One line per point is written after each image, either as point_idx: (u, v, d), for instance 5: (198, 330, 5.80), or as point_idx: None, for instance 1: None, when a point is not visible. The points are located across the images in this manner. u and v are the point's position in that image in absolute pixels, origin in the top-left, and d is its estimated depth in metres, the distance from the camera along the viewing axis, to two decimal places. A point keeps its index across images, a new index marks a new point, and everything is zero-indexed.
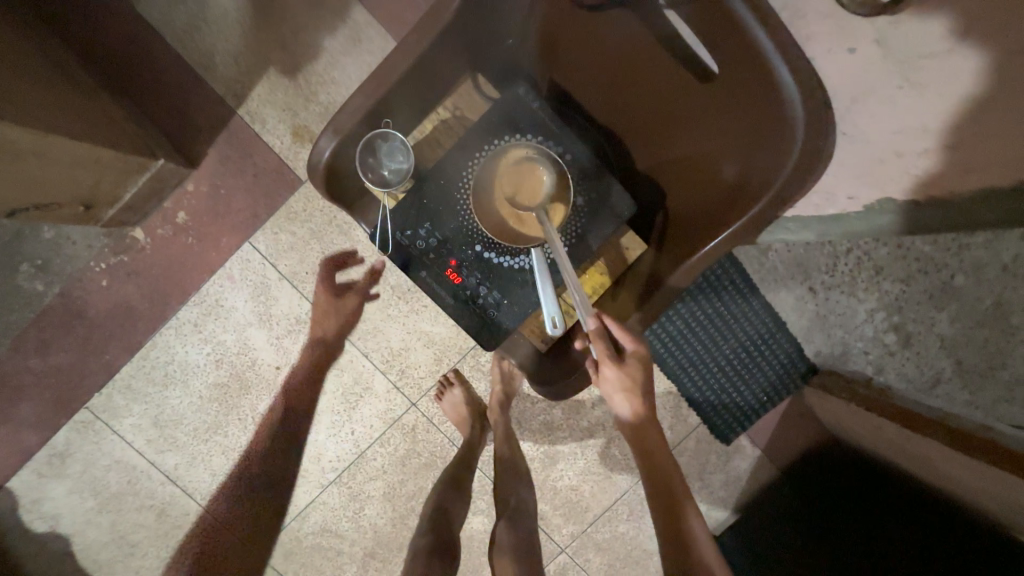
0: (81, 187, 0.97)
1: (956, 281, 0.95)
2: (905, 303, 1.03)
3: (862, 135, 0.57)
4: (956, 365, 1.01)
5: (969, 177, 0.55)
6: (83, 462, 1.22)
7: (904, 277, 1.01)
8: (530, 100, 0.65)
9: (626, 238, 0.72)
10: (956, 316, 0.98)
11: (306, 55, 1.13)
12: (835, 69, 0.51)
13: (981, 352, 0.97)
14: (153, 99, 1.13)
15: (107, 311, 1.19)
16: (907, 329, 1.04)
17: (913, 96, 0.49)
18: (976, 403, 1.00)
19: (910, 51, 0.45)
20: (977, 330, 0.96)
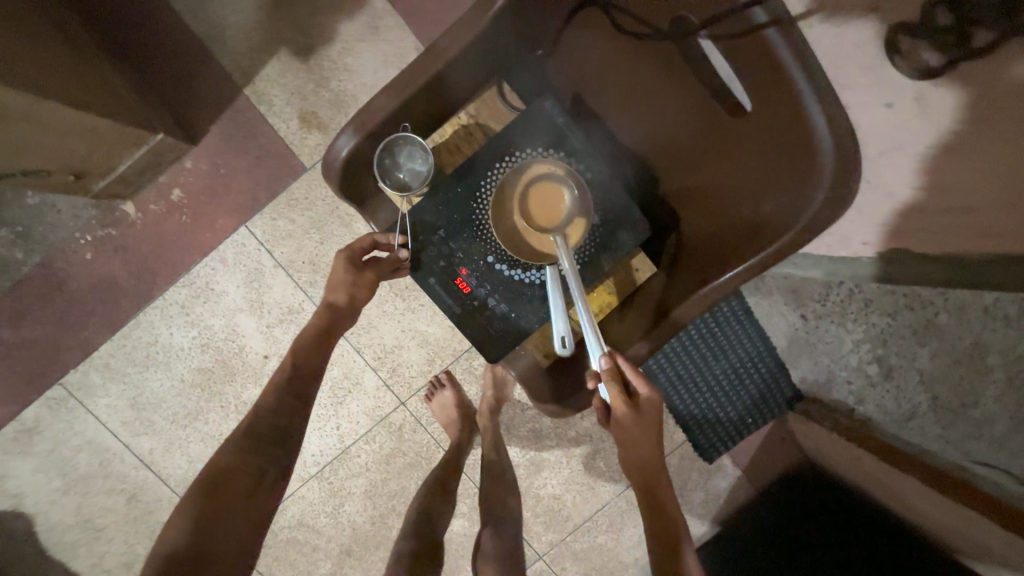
0: (72, 156, 0.92)
1: (940, 319, 0.90)
2: (890, 336, 1.01)
3: (885, 185, 0.61)
4: (932, 401, 0.97)
5: (985, 239, 0.56)
6: (52, 440, 1.18)
7: (890, 311, 0.99)
8: (556, 115, 0.65)
9: (637, 260, 0.71)
10: (936, 352, 0.93)
11: (321, 39, 1.10)
12: (871, 119, 0.52)
13: (955, 390, 0.92)
14: (157, 71, 1.09)
15: (90, 285, 1.14)
16: (889, 362, 1.03)
17: (946, 159, 0.51)
18: (948, 439, 0.96)
19: (947, 111, 0.45)
20: (953, 368, 0.91)
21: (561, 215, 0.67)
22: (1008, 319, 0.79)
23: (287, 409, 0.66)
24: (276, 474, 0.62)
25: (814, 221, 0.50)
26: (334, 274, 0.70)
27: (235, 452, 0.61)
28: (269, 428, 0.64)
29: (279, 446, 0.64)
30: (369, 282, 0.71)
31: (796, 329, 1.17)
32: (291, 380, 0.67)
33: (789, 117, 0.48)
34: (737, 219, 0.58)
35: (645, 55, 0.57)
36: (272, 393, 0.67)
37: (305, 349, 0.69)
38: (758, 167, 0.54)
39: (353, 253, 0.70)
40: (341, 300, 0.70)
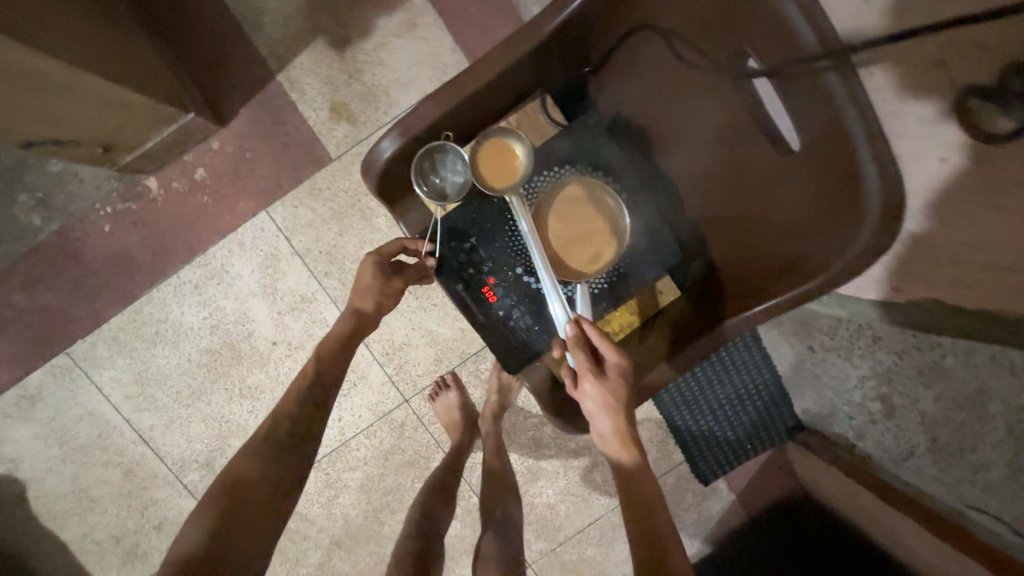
0: (102, 128, 0.92)
1: (946, 362, 0.86)
2: (896, 375, 0.98)
3: (927, 240, 0.60)
4: (931, 442, 0.96)
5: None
6: (54, 408, 1.17)
7: (899, 349, 0.95)
8: (597, 134, 0.65)
9: (660, 283, 0.72)
10: (939, 394, 0.90)
11: (358, 32, 1.10)
12: (921, 172, 0.53)
13: (955, 434, 0.90)
14: (192, 50, 1.09)
15: (105, 257, 1.14)
16: (893, 402, 1.00)
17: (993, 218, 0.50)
18: (943, 480, 0.95)
19: (1006, 173, 0.46)
20: (957, 412, 0.88)
21: (599, 228, 0.67)
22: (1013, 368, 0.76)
23: (307, 416, 0.68)
24: (294, 479, 0.64)
25: (852, 266, 0.50)
26: (363, 280, 0.73)
27: (255, 459, 0.63)
28: (288, 435, 0.66)
29: (297, 454, 0.66)
30: (396, 290, 0.74)
31: (802, 360, 1.18)
32: (315, 386, 0.70)
33: (836, 160, 0.48)
34: (772, 255, 0.58)
35: (696, 83, 0.58)
36: (295, 397, 0.69)
37: (327, 358, 0.72)
38: (799, 205, 0.54)
39: (383, 261, 0.73)
40: (369, 307, 0.73)
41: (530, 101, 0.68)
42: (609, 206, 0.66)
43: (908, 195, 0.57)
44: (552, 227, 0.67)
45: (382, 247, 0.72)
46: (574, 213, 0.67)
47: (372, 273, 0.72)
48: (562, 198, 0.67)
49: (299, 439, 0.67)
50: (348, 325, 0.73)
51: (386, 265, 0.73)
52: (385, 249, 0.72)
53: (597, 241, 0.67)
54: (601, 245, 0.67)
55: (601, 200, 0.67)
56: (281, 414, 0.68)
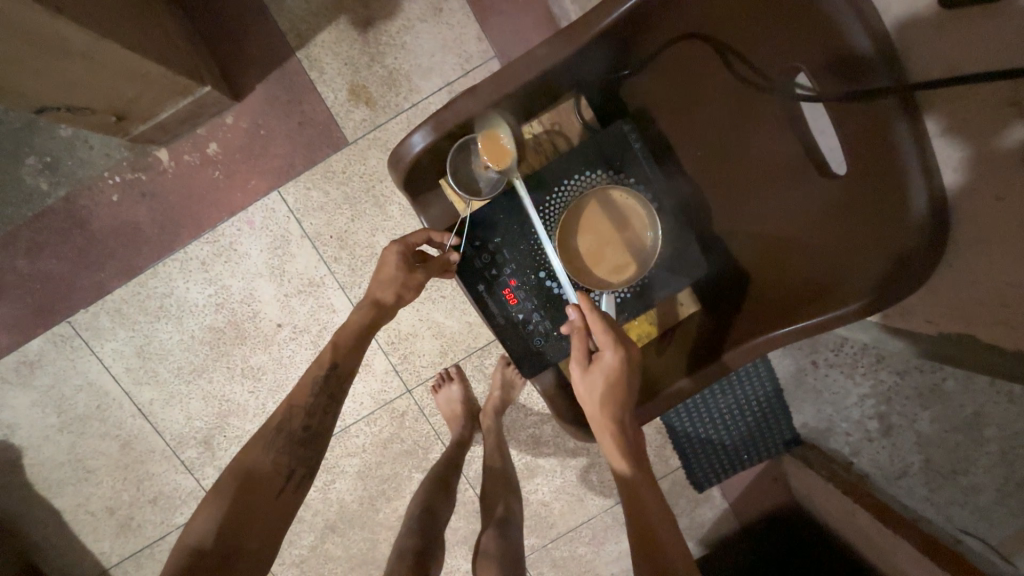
0: (118, 96, 0.90)
1: (946, 384, 0.86)
2: (896, 394, 0.98)
3: (970, 276, 0.57)
4: (925, 462, 0.97)
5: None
6: (54, 377, 1.16)
7: (901, 368, 0.95)
8: (632, 139, 0.63)
9: (682, 295, 0.68)
10: (937, 416, 0.90)
11: (383, 13, 1.07)
12: (970, 207, 0.52)
13: (949, 456, 0.90)
14: (211, 20, 1.06)
15: (112, 228, 1.12)
16: (890, 420, 1.00)
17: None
18: (931, 500, 0.97)
19: None
20: (953, 434, 0.88)
21: (632, 236, 0.66)
22: (1009, 395, 0.75)
23: (319, 409, 0.68)
24: (305, 472, 0.64)
25: (888, 293, 0.51)
26: (386, 271, 0.71)
27: (268, 451, 0.63)
28: (301, 428, 0.66)
29: (310, 448, 0.66)
30: (417, 284, 0.72)
31: (804, 374, 1.17)
32: (329, 378, 0.69)
33: (887, 189, 0.50)
34: (803, 276, 0.58)
35: (743, 103, 0.58)
36: (309, 389, 0.68)
37: (346, 349, 0.71)
38: (838, 229, 0.55)
39: (407, 252, 0.71)
40: (389, 299, 0.72)
41: (563, 101, 0.66)
42: (642, 215, 0.65)
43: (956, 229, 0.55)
44: (582, 231, 0.66)
45: (409, 237, 0.71)
46: (605, 218, 0.66)
47: (396, 263, 0.71)
48: (594, 203, 0.66)
49: (310, 431, 0.66)
50: (367, 316, 0.72)
51: (410, 256, 0.72)
52: (411, 240, 0.71)
53: (626, 250, 0.66)
54: (632, 254, 0.66)
55: (634, 208, 0.65)
56: (297, 405, 0.67)
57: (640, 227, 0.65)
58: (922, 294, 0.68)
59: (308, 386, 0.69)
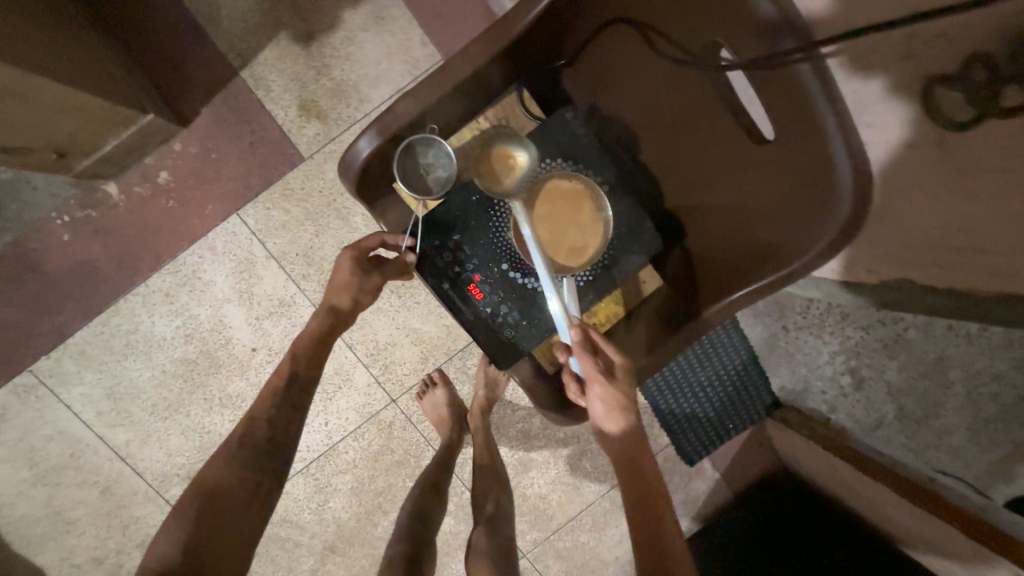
0: (57, 132, 0.87)
1: (908, 335, 1.02)
2: (862, 348, 1.09)
3: (899, 221, 0.61)
4: (897, 410, 1.08)
5: (995, 281, 0.57)
6: (21, 430, 1.12)
7: (865, 325, 1.06)
8: (575, 126, 0.65)
9: (644, 272, 0.71)
10: (903, 365, 1.05)
11: (323, 26, 1.07)
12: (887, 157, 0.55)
13: (919, 400, 1.05)
14: (147, 47, 1.04)
15: (67, 269, 1.08)
16: (860, 373, 1.10)
17: (964, 202, 0.51)
18: (908, 445, 1.08)
19: (973, 161, 0.47)
20: (919, 379, 1.04)
21: (584, 220, 0.67)
22: (969, 337, 0.96)
23: (283, 419, 0.67)
24: (272, 484, 0.64)
25: (827, 249, 0.53)
26: (339, 276, 0.72)
27: (230, 465, 0.62)
28: (264, 440, 0.65)
29: (273, 460, 0.65)
30: (375, 286, 0.74)
31: (776, 339, 1.20)
32: (289, 388, 0.69)
33: (811, 150, 0.51)
34: (750, 242, 0.60)
35: (675, 81, 0.60)
36: (271, 399, 0.68)
37: (304, 359, 0.72)
38: (774, 192, 0.56)
39: (360, 255, 0.71)
40: (346, 304, 0.73)
41: (506, 95, 0.67)
42: (594, 199, 0.67)
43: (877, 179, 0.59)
44: (539, 220, 0.67)
45: (360, 241, 0.71)
46: (560, 206, 0.67)
47: (349, 269, 0.71)
48: (548, 192, 0.67)
49: (273, 442, 0.66)
50: (324, 322, 0.73)
51: (364, 261, 0.72)
52: (364, 245, 0.71)
53: (580, 234, 0.68)
54: (585, 237, 0.68)
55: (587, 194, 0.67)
56: (258, 416, 0.67)
57: (593, 211, 0.67)
58: (861, 247, 0.72)
59: (268, 397, 0.69)
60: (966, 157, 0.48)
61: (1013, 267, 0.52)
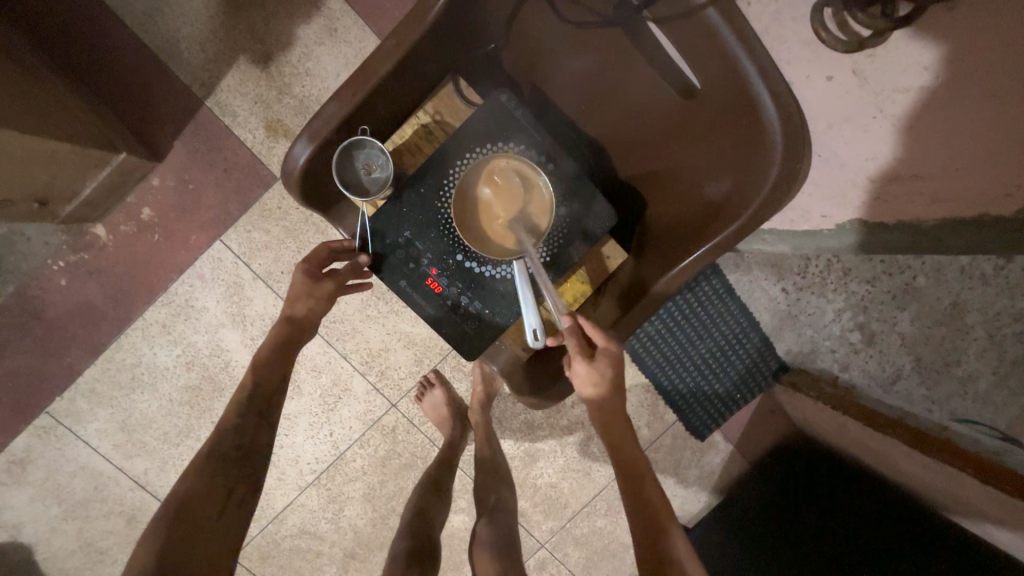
0: (36, 181, 0.91)
1: (919, 282, 0.92)
2: (870, 302, 1.00)
3: (839, 160, 0.61)
4: (914, 361, 0.98)
5: (935, 207, 0.59)
6: (46, 469, 1.17)
7: (871, 278, 0.98)
8: (512, 107, 0.66)
9: (608, 248, 0.72)
10: (916, 315, 0.95)
11: (279, 45, 1.08)
12: (812, 94, 0.55)
13: (937, 349, 0.95)
14: (113, 90, 1.07)
15: (68, 312, 1.13)
16: (871, 328, 1.01)
17: (887, 126, 0.52)
18: (932, 398, 0.97)
19: (887, 85, 0.49)
20: (935, 328, 0.94)
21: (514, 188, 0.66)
22: (985, 277, 0.85)
23: (250, 428, 0.75)
24: (240, 491, 0.71)
25: (770, 198, 0.54)
26: (292, 288, 0.75)
27: (199, 476, 0.69)
28: (230, 447, 0.72)
29: (240, 468, 0.72)
30: (327, 292, 0.75)
31: (777, 302, 1.12)
32: (244, 404, 0.76)
33: (736, 93, 0.52)
34: (701, 202, 0.62)
35: (598, 41, 0.60)
36: (236, 411, 0.75)
37: (263, 367, 0.76)
38: (713, 144, 0.58)
39: (311, 266, 0.75)
40: (300, 313, 0.76)
41: (443, 86, 0.68)
42: (505, 163, 0.66)
43: (810, 118, 0.58)
44: (485, 223, 0.67)
45: (310, 254, 0.75)
46: (490, 197, 0.67)
47: (300, 278, 0.75)
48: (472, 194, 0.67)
49: (240, 450, 0.73)
50: (281, 336, 0.77)
51: (315, 270, 0.75)
52: (313, 255, 0.76)
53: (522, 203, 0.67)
54: (529, 206, 0.67)
55: (494, 164, 0.66)
56: (224, 427, 0.74)
57: (518, 175, 0.66)
58: (814, 189, 0.71)
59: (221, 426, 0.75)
60: (881, 82, 0.49)
61: (943, 188, 0.55)
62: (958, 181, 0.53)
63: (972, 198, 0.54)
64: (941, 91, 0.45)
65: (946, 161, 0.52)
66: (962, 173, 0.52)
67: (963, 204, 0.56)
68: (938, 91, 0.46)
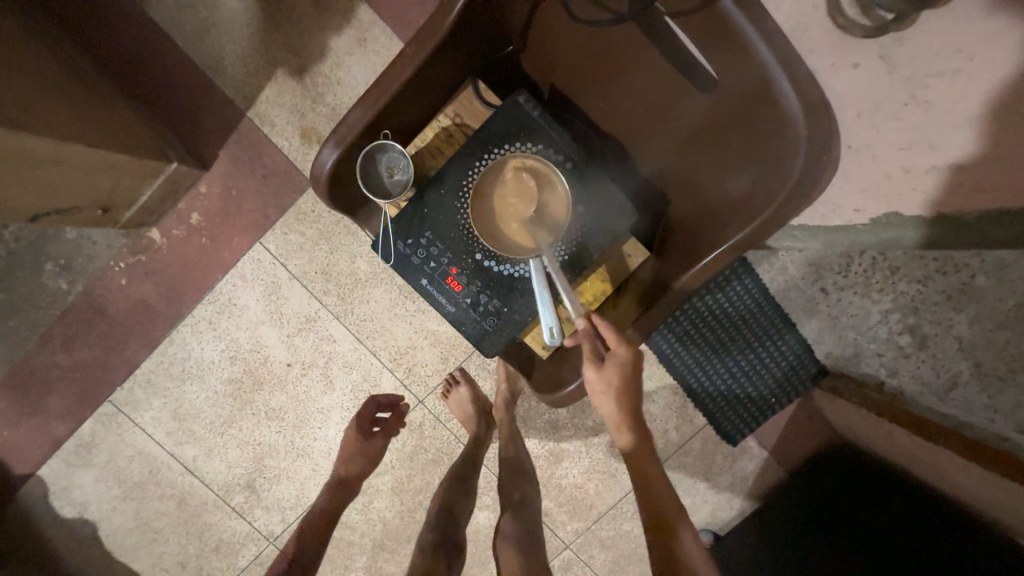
0: (99, 190, 1.00)
1: (978, 282, 0.89)
2: (922, 304, 0.96)
3: (871, 151, 0.58)
4: (974, 366, 0.94)
5: (977, 197, 0.55)
6: (108, 453, 1.28)
7: (921, 277, 0.94)
8: (530, 107, 0.66)
9: (627, 246, 0.72)
10: (975, 317, 0.92)
11: (313, 56, 1.14)
12: (837, 83, 0.53)
13: (1001, 354, 0.91)
14: (166, 104, 1.16)
15: (128, 309, 1.23)
16: (923, 331, 0.97)
17: (920, 114, 0.49)
18: (994, 406, 0.93)
19: (918, 68, 0.46)
20: (999, 331, 0.90)
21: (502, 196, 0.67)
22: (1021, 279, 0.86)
23: None
24: None
25: (795, 192, 0.53)
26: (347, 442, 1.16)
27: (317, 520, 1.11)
28: None
29: None
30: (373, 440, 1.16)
31: (816, 303, 1.07)
32: None
33: (756, 84, 0.51)
34: (722, 198, 0.62)
35: (610, 37, 0.60)
36: None
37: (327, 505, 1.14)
38: (733, 138, 0.57)
39: (362, 424, 1.16)
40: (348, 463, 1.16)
41: (463, 89, 0.70)
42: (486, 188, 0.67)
43: (835, 109, 0.56)
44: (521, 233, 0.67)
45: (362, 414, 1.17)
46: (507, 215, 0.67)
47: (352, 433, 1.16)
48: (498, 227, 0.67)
49: None
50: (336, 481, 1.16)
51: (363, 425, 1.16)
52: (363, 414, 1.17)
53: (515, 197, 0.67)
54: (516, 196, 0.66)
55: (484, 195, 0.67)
56: None
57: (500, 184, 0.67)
58: (845, 183, 0.68)
59: None
60: (911, 67, 0.46)
61: (985, 176, 0.52)
62: (1003, 168, 0.49)
63: (1020, 185, 0.50)
64: (978, 73, 0.42)
65: (988, 148, 0.48)
66: (1006, 160, 0.48)
67: (1008, 192, 0.52)
68: (974, 72, 0.43)
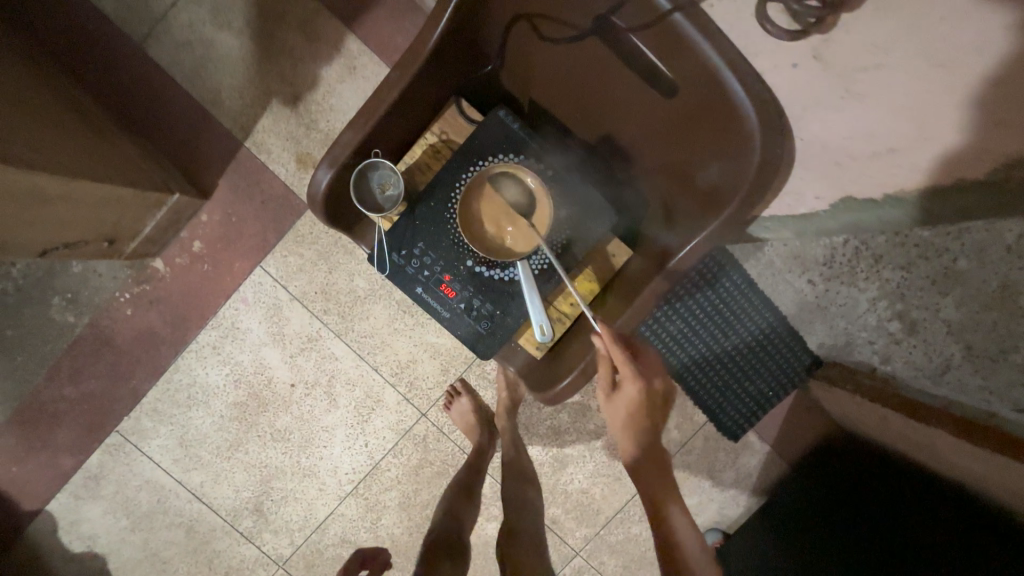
0: (105, 224, 1.05)
1: (958, 264, 0.75)
2: (907, 290, 0.86)
3: (822, 141, 0.63)
4: (966, 351, 0.82)
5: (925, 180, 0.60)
6: (116, 484, 1.29)
7: (904, 263, 0.83)
8: (509, 120, 0.71)
9: (612, 246, 0.76)
10: (960, 300, 0.78)
11: (306, 85, 1.20)
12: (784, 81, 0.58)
13: (992, 338, 0.77)
14: (167, 139, 1.21)
15: (133, 338, 1.25)
16: (910, 317, 0.87)
17: (858, 105, 0.54)
18: (989, 389, 0.83)
19: (848, 64, 0.51)
20: (985, 313, 0.76)
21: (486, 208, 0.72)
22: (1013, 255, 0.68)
23: None
24: None
25: (756, 181, 0.59)
26: None
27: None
28: None
29: None
30: None
31: (804, 294, 1.05)
32: None
33: (712, 86, 0.58)
34: (695, 190, 0.68)
35: (575, 52, 0.66)
36: None
37: None
38: (697, 136, 0.64)
39: None
40: None
41: (447, 108, 0.75)
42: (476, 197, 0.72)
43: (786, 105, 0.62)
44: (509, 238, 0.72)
45: None
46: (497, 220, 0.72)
47: None
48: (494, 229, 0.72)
49: None
50: None
51: None
52: None
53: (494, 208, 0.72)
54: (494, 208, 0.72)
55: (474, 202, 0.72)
56: None
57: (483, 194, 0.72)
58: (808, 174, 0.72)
59: None
60: (842, 63, 0.52)
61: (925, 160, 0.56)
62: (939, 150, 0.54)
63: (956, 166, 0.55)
64: (897, 65, 0.47)
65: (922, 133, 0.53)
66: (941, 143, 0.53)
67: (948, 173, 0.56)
68: (893, 66, 0.48)
